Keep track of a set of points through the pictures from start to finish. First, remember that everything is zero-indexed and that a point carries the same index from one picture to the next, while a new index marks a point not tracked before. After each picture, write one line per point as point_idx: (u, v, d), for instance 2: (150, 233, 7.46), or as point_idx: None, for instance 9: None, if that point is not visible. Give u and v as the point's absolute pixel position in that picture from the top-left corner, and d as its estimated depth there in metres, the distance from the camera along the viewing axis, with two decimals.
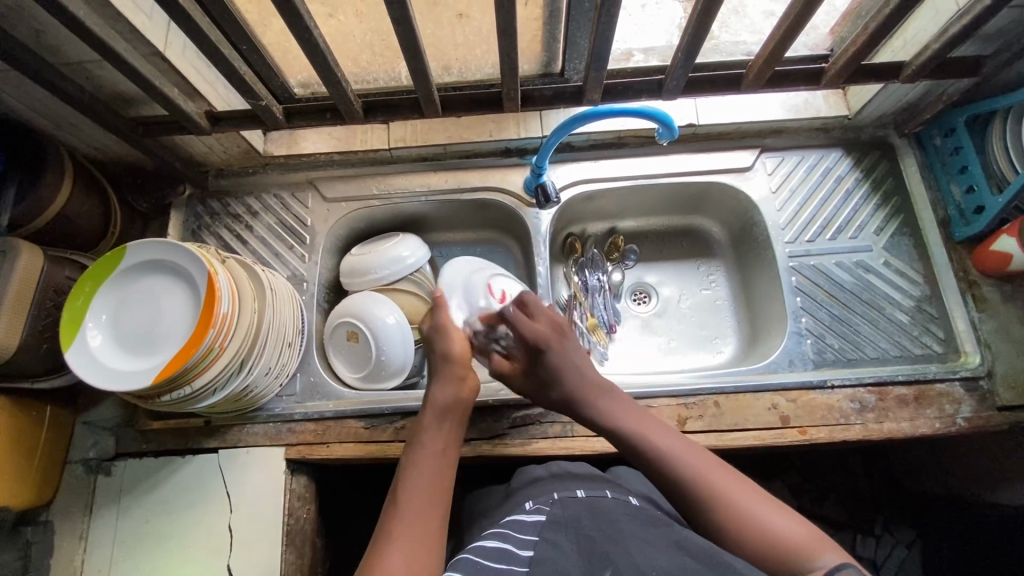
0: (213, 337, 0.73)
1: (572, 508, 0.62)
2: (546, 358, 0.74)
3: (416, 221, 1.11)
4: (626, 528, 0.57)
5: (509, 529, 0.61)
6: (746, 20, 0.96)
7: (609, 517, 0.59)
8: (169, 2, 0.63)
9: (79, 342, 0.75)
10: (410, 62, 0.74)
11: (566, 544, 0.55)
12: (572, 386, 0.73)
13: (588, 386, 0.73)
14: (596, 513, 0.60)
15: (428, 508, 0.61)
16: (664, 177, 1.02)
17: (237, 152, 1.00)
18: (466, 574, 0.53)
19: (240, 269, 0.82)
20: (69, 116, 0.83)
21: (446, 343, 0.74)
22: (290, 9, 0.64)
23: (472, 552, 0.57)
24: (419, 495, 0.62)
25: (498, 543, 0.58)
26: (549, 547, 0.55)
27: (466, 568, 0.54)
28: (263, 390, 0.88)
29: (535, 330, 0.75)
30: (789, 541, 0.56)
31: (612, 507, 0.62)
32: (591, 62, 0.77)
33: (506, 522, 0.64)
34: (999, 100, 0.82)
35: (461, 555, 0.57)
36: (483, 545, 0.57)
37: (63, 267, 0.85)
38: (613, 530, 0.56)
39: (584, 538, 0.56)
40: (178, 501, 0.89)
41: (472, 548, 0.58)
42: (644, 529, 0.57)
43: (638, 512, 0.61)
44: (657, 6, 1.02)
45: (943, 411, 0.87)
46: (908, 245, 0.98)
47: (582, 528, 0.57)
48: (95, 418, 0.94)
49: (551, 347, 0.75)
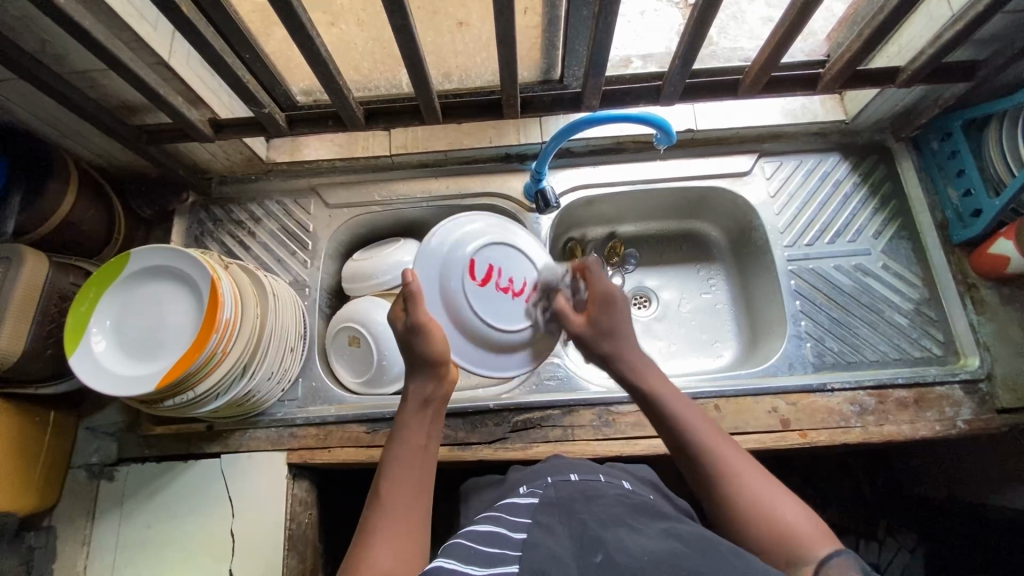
0: (215, 342, 0.74)
1: (566, 493, 0.62)
2: (614, 311, 0.78)
3: (417, 227, 1.12)
4: (619, 515, 0.57)
5: (502, 513, 0.61)
6: (744, 26, 0.97)
7: (602, 502, 0.59)
8: (175, 14, 0.64)
9: (81, 347, 0.76)
10: (411, 70, 0.75)
11: (559, 528, 0.55)
12: (619, 346, 0.76)
13: (634, 356, 0.75)
14: (589, 499, 0.60)
15: (410, 504, 0.62)
16: (663, 182, 1.03)
17: (240, 159, 1.01)
18: (460, 558, 0.53)
19: (242, 275, 0.83)
20: (74, 123, 0.84)
21: (426, 343, 0.71)
22: (294, 18, 0.65)
23: (464, 536, 0.58)
24: (404, 488, 0.63)
25: (492, 526, 0.59)
26: (540, 531, 0.55)
27: (459, 552, 0.55)
28: (266, 395, 0.89)
29: (605, 285, 0.79)
30: (795, 526, 0.57)
31: (605, 493, 0.62)
32: (590, 68, 0.78)
33: (500, 505, 0.64)
34: (995, 104, 0.83)
35: (456, 537, 0.58)
36: (476, 530, 0.58)
37: (68, 273, 0.86)
38: (605, 516, 0.56)
39: (576, 522, 0.56)
40: (181, 506, 0.89)
41: (464, 531, 0.59)
42: (636, 516, 0.57)
43: (632, 499, 0.61)
44: (656, 13, 1.02)
45: (943, 413, 0.87)
46: (907, 248, 0.98)
47: (574, 512, 0.58)
48: (98, 424, 0.95)
49: (619, 302, 0.78)
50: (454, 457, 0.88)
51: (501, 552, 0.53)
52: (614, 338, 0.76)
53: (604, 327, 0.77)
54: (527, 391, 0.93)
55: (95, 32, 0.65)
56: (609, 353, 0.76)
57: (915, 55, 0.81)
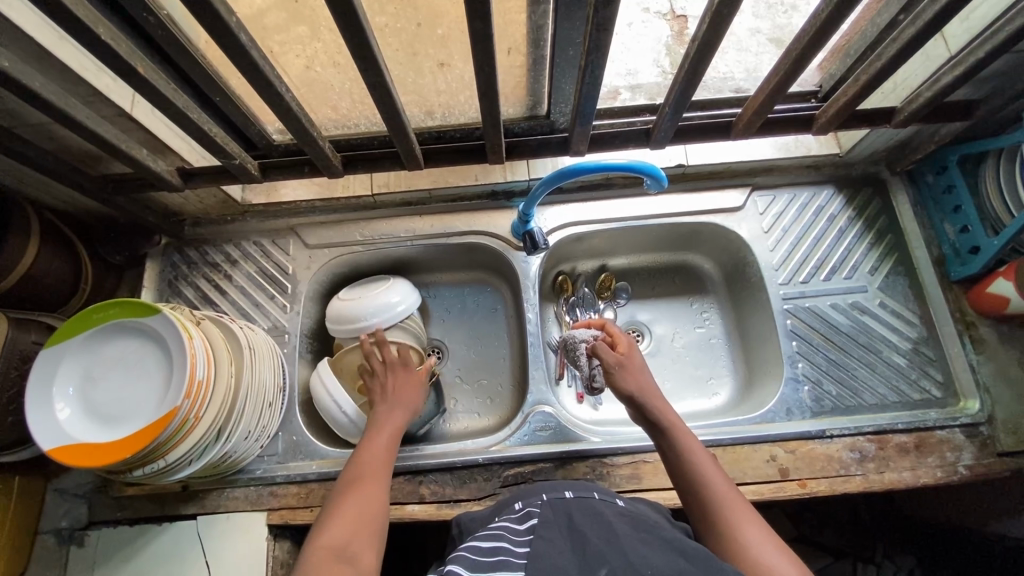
0: (186, 409, 0.68)
1: (563, 508, 0.57)
2: (635, 356, 0.81)
3: (402, 264, 1.08)
4: (619, 528, 0.53)
5: (503, 532, 0.56)
6: (732, 38, 0.96)
7: (601, 518, 0.55)
8: (134, 80, 0.60)
9: (44, 419, 0.70)
10: (390, 121, 0.72)
11: (561, 540, 0.52)
12: (642, 382, 0.77)
13: (656, 398, 0.76)
14: (589, 513, 0.56)
15: (349, 548, 0.61)
16: (654, 219, 1.00)
17: (214, 202, 0.97)
18: (466, 569, 0.50)
19: (214, 330, 0.78)
20: (35, 175, 0.80)
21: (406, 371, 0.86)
22: (262, 77, 0.61)
23: (468, 551, 0.53)
24: (340, 535, 0.62)
25: (493, 543, 0.54)
26: (543, 541, 0.51)
27: (465, 562, 0.51)
28: (244, 453, 0.84)
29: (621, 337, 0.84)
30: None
31: (603, 510, 0.57)
32: (576, 117, 0.76)
33: (498, 527, 0.59)
34: (992, 141, 0.80)
35: (458, 551, 0.54)
36: (479, 544, 0.54)
37: (30, 331, 0.82)
38: (607, 531, 0.52)
39: (579, 535, 0.52)
40: (155, 572, 0.85)
41: (468, 547, 0.55)
42: (639, 531, 0.53)
43: (633, 514, 0.57)
44: (644, 24, 1.01)
45: (944, 459, 0.85)
46: (904, 285, 0.96)
47: (575, 525, 0.54)
48: (67, 485, 0.90)
49: (634, 352, 0.82)
50: (444, 516, 0.85)
51: (503, 565, 0.49)
52: (635, 379, 0.78)
53: (626, 362, 0.79)
54: (517, 440, 0.90)
55: (47, 93, 0.60)
56: (637, 393, 0.75)
57: (912, 96, 0.79)
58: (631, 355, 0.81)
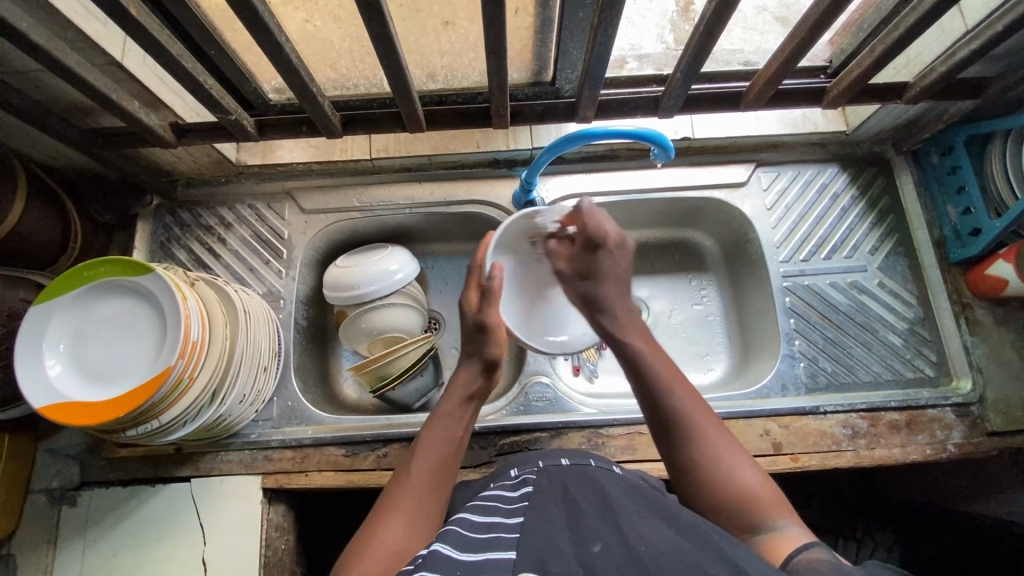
0: (180, 368, 0.67)
1: (560, 480, 0.57)
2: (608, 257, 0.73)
3: (400, 233, 1.06)
4: (614, 499, 0.53)
5: (496, 504, 0.56)
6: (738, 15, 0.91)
7: (597, 489, 0.55)
8: (125, 23, 0.57)
9: (35, 374, 0.69)
10: (393, 78, 0.69)
11: (554, 514, 0.52)
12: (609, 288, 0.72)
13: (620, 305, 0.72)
14: (584, 484, 0.56)
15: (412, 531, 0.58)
16: (657, 192, 0.99)
17: (207, 161, 0.94)
18: (456, 547, 0.48)
19: (209, 292, 0.76)
20: (20, 126, 0.77)
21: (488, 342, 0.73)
22: (260, 25, 0.58)
23: (457, 524, 0.53)
24: (399, 538, 0.57)
25: (485, 516, 0.54)
26: (536, 517, 0.51)
27: (454, 538, 0.50)
28: (239, 417, 0.84)
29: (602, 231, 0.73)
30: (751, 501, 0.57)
31: (599, 481, 0.57)
32: (585, 80, 0.74)
33: (490, 496, 0.59)
34: (997, 122, 0.80)
35: (449, 524, 0.54)
36: (470, 519, 0.53)
37: (17, 288, 0.81)
38: (602, 503, 0.52)
39: (573, 508, 0.52)
40: (149, 532, 0.85)
41: (458, 520, 0.54)
42: (635, 502, 0.53)
43: (627, 483, 0.58)
44: None
45: (934, 437, 0.86)
46: (903, 266, 0.96)
47: (571, 498, 0.54)
48: (58, 445, 0.90)
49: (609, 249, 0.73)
50: None
51: (495, 544, 0.48)
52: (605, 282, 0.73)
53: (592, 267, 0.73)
54: (513, 411, 0.91)
55: (34, 35, 0.58)
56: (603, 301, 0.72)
57: (925, 71, 0.77)
58: (588, 271, 0.73)
